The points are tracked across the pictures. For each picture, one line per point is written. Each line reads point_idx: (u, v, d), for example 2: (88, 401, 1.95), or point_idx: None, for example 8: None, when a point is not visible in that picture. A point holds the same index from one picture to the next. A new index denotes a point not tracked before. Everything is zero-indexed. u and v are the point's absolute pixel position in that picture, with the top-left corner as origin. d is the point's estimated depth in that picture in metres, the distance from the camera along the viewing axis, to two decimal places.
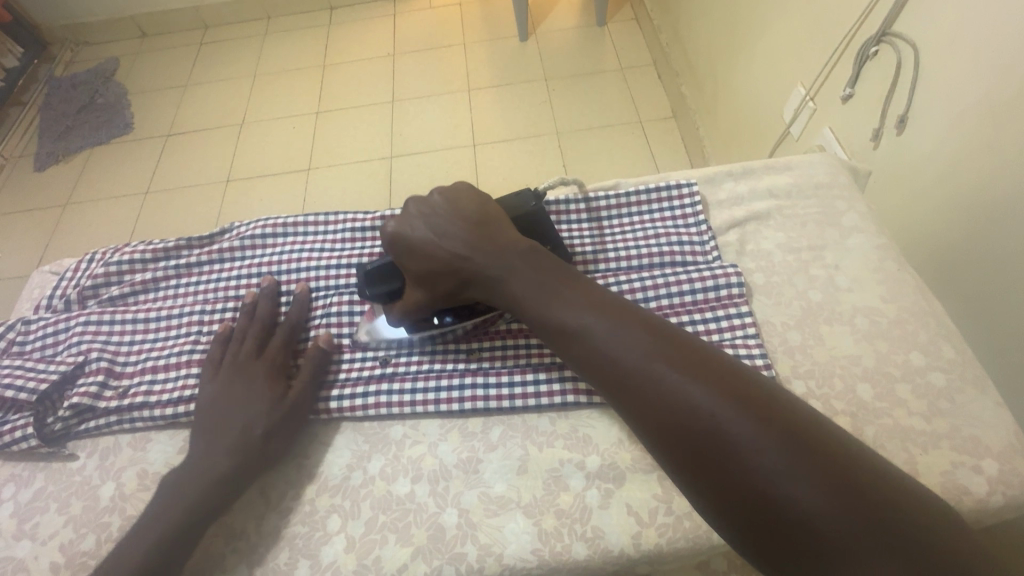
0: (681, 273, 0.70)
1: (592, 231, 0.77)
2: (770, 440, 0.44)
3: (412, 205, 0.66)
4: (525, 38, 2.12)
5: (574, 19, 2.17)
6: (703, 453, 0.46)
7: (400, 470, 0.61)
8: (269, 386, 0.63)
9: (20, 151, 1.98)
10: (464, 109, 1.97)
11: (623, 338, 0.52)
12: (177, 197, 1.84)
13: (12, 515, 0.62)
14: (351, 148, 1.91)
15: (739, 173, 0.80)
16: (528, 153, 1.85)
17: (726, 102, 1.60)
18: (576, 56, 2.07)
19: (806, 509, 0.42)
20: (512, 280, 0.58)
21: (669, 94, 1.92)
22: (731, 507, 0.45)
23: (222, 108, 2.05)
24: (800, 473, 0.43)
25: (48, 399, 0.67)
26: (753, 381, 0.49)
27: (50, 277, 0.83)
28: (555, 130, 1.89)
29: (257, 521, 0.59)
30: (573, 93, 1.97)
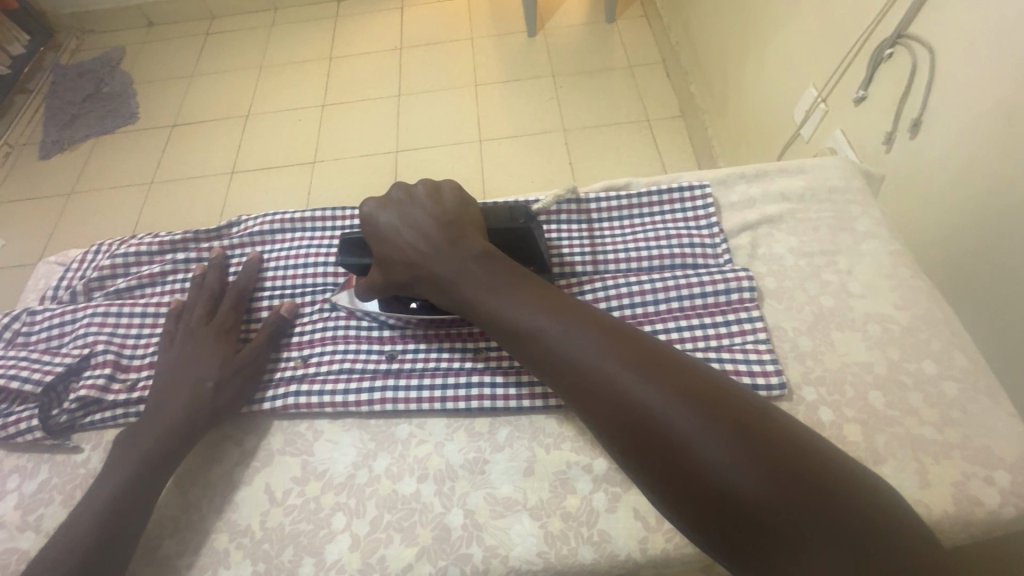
0: (691, 276, 0.70)
1: (585, 234, 0.77)
2: (718, 438, 0.45)
3: (383, 199, 0.65)
4: (533, 34, 2.10)
5: (583, 16, 2.15)
6: (658, 453, 0.46)
7: (406, 469, 0.61)
8: (217, 348, 0.66)
9: (26, 139, 1.98)
10: (471, 103, 1.96)
11: (576, 338, 0.52)
12: (182, 188, 1.83)
13: (17, 507, 0.62)
14: (356, 142, 1.90)
15: (751, 175, 0.79)
16: (533, 149, 1.84)
17: (735, 102, 1.59)
18: (584, 53, 2.05)
19: (758, 506, 0.42)
20: (467, 282, 0.58)
21: (677, 93, 1.91)
22: (688, 507, 0.45)
23: (228, 99, 2.04)
24: (748, 472, 0.43)
25: (53, 391, 0.67)
26: (705, 378, 0.49)
27: (55, 268, 0.83)
28: (561, 127, 1.88)
29: (261, 517, 0.59)
30: (580, 89, 1.96)
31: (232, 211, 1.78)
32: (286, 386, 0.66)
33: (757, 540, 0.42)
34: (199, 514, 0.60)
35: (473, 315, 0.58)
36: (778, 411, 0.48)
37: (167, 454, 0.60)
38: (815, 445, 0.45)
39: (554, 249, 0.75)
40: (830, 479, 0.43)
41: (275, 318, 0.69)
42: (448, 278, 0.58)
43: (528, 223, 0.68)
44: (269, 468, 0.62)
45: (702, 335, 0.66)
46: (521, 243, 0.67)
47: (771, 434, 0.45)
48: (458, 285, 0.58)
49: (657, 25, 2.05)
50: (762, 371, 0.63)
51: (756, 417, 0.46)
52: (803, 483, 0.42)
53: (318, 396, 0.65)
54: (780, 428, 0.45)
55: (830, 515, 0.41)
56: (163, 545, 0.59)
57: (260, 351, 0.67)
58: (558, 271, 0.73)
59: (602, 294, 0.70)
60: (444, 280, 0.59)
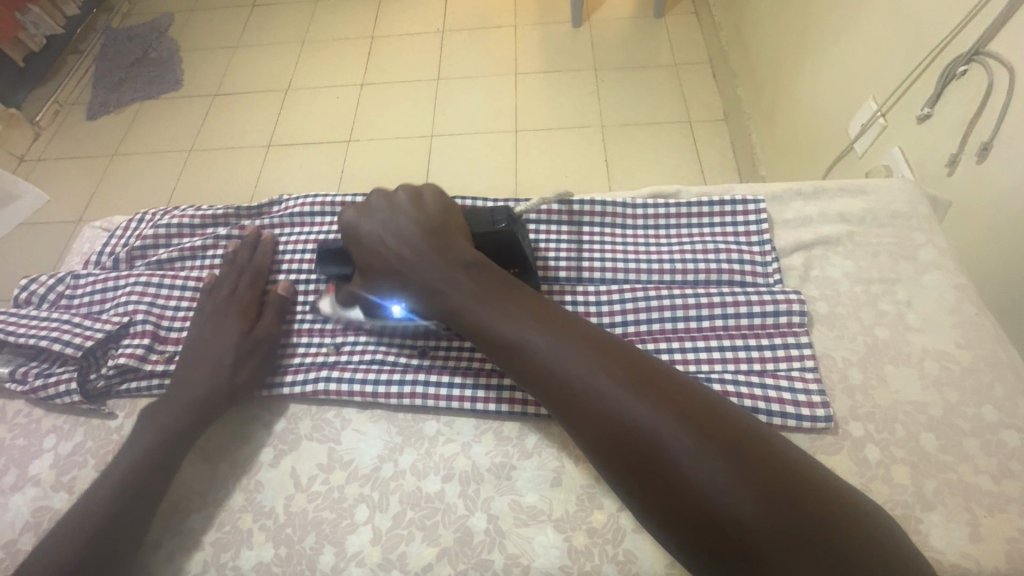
0: (739, 294, 0.67)
1: (580, 236, 0.75)
2: (709, 456, 0.44)
3: (366, 204, 0.65)
4: (578, 24, 2.05)
5: (630, 10, 2.09)
6: (647, 471, 0.46)
7: (431, 467, 0.60)
8: (237, 323, 0.67)
9: (74, 99, 2.02)
10: (509, 92, 1.93)
11: (563, 349, 0.51)
12: (219, 157, 1.85)
13: (52, 467, 0.63)
14: (391, 124, 1.89)
15: (809, 193, 0.75)
16: (571, 144, 1.80)
17: (784, 109, 1.52)
18: (629, 47, 2.00)
19: (747, 522, 0.42)
20: (453, 291, 0.58)
21: (723, 95, 1.84)
22: (681, 526, 0.44)
23: (269, 72, 2.05)
24: (738, 490, 0.43)
25: (92, 356, 0.68)
26: (691, 393, 0.49)
27: (99, 233, 0.84)
28: (599, 122, 1.84)
29: (286, 501, 0.59)
30: (621, 85, 1.92)
31: (266, 184, 1.79)
32: (318, 371, 0.66)
33: (744, 561, 0.41)
34: (225, 491, 0.61)
35: (461, 324, 0.57)
36: (766, 429, 0.48)
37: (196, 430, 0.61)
38: (817, 472, 0.46)
39: (553, 252, 0.74)
40: (809, 494, 0.43)
41: (280, 295, 0.70)
42: (432, 285, 0.58)
43: (509, 226, 0.65)
44: (296, 453, 0.62)
45: (745, 357, 0.64)
46: (503, 245, 0.66)
47: (756, 447, 0.45)
48: (443, 293, 0.58)
49: (707, 25, 1.98)
50: (808, 401, 0.60)
51: (743, 433, 0.46)
52: (788, 499, 0.42)
53: (349, 384, 0.64)
54: (769, 446, 0.46)
55: (810, 529, 0.41)
56: (189, 519, 0.59)
57: (274, 328, 0.68)
58: (541, 275, 0.73)
59: (643, 305, 0.68)
60: (426, 286, 0.59)
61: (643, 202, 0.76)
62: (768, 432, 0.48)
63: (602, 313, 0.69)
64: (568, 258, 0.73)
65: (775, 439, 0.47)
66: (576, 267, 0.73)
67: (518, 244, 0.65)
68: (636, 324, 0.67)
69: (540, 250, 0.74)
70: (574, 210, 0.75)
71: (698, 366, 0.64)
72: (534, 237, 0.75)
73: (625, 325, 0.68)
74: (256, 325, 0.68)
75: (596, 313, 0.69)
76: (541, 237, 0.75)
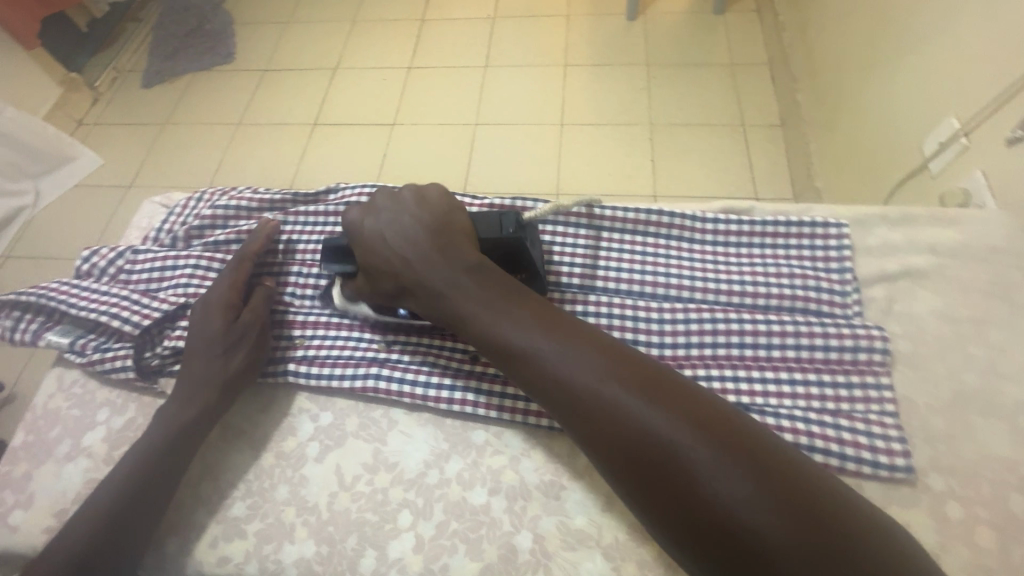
0: (815, 324, 0.62)
1: (593, 242, 0.72)
2: (726, 468, 0.44)
3: (370, 205, 0.64)
4: (633, 17, 1.98)
5: (687, 5, 2.01)
6: (665, 487, 0.46)
7: (477, 477, 0.59)
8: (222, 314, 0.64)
9: (131, 66, 2.06)
10: (557, 84, 1.88)
11: (575, 358, 0.52)
12: (265, 133, 1.87)
13: (104, 440, 0.65)
14: (436, 110, 1.87)
15: (896, 219, 0.69)
16: (617, 141, 1.75)
17: (849, 119, 1.43)
18: (685, 43, 1.92)
19: (766, 537, 0.42)
20: (459, 294, 0.57)
21: (781, 100, 1.75)
22: (700, 543, 0.44)
23: (319, 50, 2.05)
24: (755, 502, 0.43)
25: (148, 334, 0.69)
26: (706, 403, 0.49)
27: (158, 209, 0.84)
28: (648, 120, 1.78)
29: (329, 498, 0.59)
30: (675, 83, 1.84)
31: (308, 162, 1.79)
32: (369, 367, 0.65)
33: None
34: (270, 482, 0.60)
35: (470, 327, 0.57)
36: (778, 438, 0.48)
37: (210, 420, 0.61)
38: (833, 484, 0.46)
39: (591, 259, 0.71)
40: (825, 504, 0.43)
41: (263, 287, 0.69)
42: (439, 289, 0.58)
43: (518, 234, 0.63)
44: (341, 450, 0.61)
45: (818, 394, 0.59)
46: (512, 252, 0.63)
47: (773, 458, 0.45)
48: (448, 297, 0.57)
49: (771, 23, 1.88)
50: (886, 449, 0.56)
51: (758, 443, 0.46)
52: (808, 510, 0.43)
53: (398, 384, 0.63)
54: (784, 455, 0.46)
55: (831, 541, 0.41)
56: (234, 507, 0.59)
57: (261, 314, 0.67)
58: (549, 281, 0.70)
59: (710, 327, 0.64)
60: (432, 289, 0.58)
61: (713, 217, 0.72)
62: (780, 440, 0.48)
63: (664, 333, 0.65)
64: (630, 270, 0.70)
65: (789, 448, 0.48)
66: (582, 274, 0.71)
67: (528, 251, 0.63)
68: (700, 348, 0.63)
69: (551, 252, 0.72)
70: (594, 214, 0.73)
71: (766, 399, 0.60)
72: (547, 238, 0.73)
73: (688, 347, 0.64)
74: (243, 311, 0.66)
75: (657, 332, 0.65)
76: (551, 238, 0.73)
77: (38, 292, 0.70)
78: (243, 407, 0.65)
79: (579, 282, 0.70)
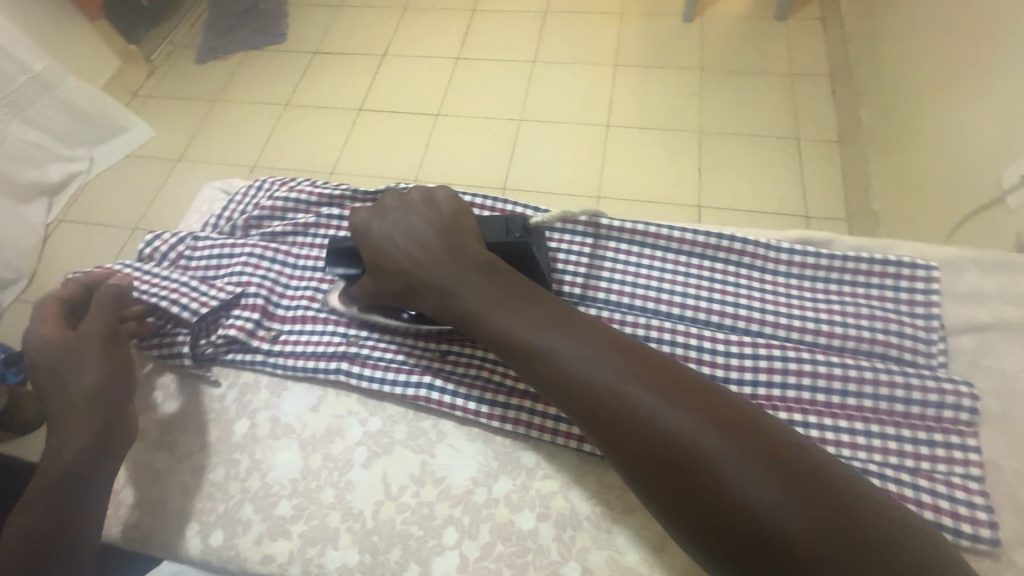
0: (896, 372, 0.59)
1: (594, 249, 0.71)
2: (754, 468, 0.43)
3: (379, 205, 0.64)
4: (689, 20, 1.92)
5: (746, 9, 1.93)
6: (690, 490, 0.44)
7: (527, 500, 0.57)
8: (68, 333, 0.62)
9: (186, 42, 2.10)
10: (606, 83, 1.84)
11: (587, 355, 0.50)
12: (312, 116, 1.88)
13: (157, 424, 0.66)
14: (480, 102, 1.84)
15: (989, 264, 0.64)
16: (664, 147, 1.69)
17: (910, 144, 1.32)
18: (743, 49, 1.85)
19: (799, 533, 0.41)
20: (467, 293, 0.56)
21: (841, 113, 1.66)
22: (731, 546, 0.43)
23: (368, 36, 2.05)
24: (787, 503, 0.42)
25: (204, 322, 0.69)
26: (723, 400, 0.48)
27: (219, 194, 0.85)
28: (697, 128, 1.72)
29: (375, 506, 0.58)
30: (729, 91, 1.77)
31: (352, 148, 1.80)
32: (421, 376, 0.63)
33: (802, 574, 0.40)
34: (317, 484, 0.60)
35: (479, 328, 0.55)
36: (800, 434, 0.47)
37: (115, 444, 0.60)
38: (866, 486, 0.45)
39: (654, 281, 0.68)
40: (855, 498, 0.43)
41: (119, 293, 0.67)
42: (444, 287, 0.57)
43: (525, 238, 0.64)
44: (388, 458, 0.61)
45: (896, 449, 0.56)
46: (520, 256, 0.64)
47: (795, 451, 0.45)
48: (455, 295, 0.57)
49: (834, 30, 1.78)
50: (970, 517, 0.52)
51: (779, 436, 0.46)
52: (838, 502, 0.42)
53: (451, 397, 0.62)
54: (810, 452, 0.45)
55: (865, 533, 0.41)
56: (279, 505, 0.59)
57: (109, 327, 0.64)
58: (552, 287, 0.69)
59: (781, 365, 0.61)
60: (438, 287, 0.57)
61: (790, 247, 0.68)
62: (805, 437, 0.47)
63: (731, 367, 0.62)
64: (697, 295, 0.67)
65: (814, 445, 0.47)
66: (582, 283, 0.70)
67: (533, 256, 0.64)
68: (768, 387, 0.60)
69: (554, 259, 0.71)
70: (598, 223, 0.72)
71: (838, 449, 0.57)
72: (549, 242, 0.72)
73: (755, 385, 0.61)
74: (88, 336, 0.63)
75: (722, 365, 0.62)
76: (555, 244, 0.72)
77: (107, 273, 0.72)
78: (295, 405, 0.65)
79: (626, 299, 0.68)
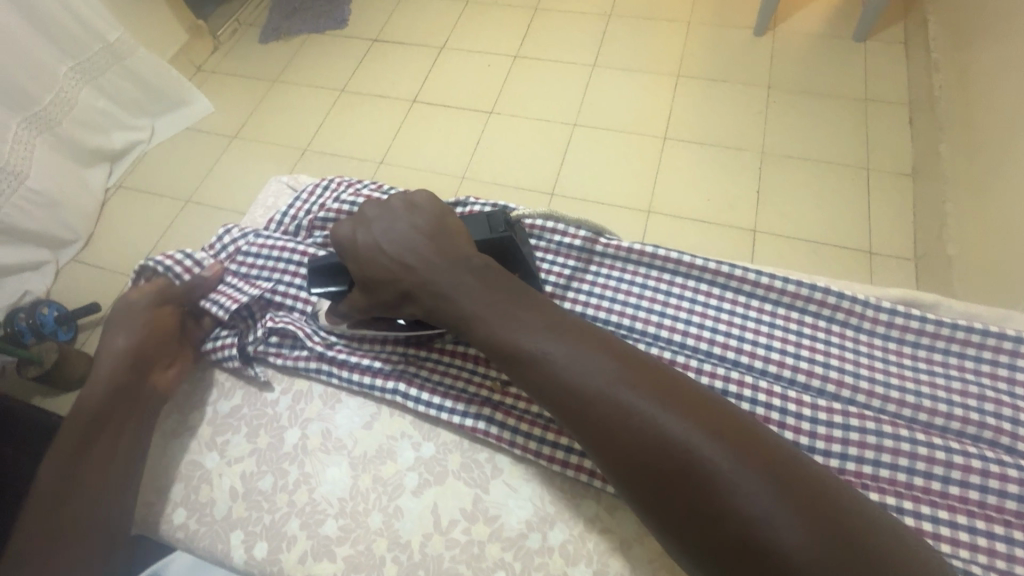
0: (1009, 464, 0.55)
1: (582, 263, 0.72)
2: (747, 475, 0.43)
3: (359, 216, 0.63)
4: (761, 33, 1.82)
5: (822, 24, 1.81)
6: (682, 501, 0.44)
7: (583, 554, 0.54)
8: (134, 298, 0.67)
9: (252, 20, 2.13)
10: (666, 94, 1.77)
11: (581, 358, 0.50)
12: (365, 104, 1.87)
13: (210, 422, 0.66)
14: (533, 104, 1.80)
15: None
16: (723, 166, 1.61)
17: (993, 189, 1.19)
18: (816, 67, 1.74)
19: (790, 547, 0.41)
20: (460, 294, 0.55)
21: (916, 145, 1.54)
22: (721, 557, 0.43)
23: (428, 27, 2.03)
24: (781, 516, 0.42)
25: (246, 321, 0.70)
26: (716, 408, 0.47)
27: (286, 191, 0.85)
28: (760, 148, 1.63)
29: (422, 539, 0.56)
30: (797, 111, 1.68)
31: (402, 139, 1.78)
32: (480, 408, 0.61)
33: None
34: (364, 507, 0.58)
35: (470, 331, 0.54)
36: (791, 445, 0.47)
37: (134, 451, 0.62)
38: (856, 498, 0.45)
39: (735, 328, 0.66)
40: (847, 515, 0.43)
41: (197, 278, 0.70)
42: (439, 292, 0.56)
43: (509, 232, 0.64)
44: (439, 488, 0.58)
45: (1004, 552, 0.52)
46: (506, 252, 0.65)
47: (787, 464, 0.44)
48: (454, 298, 0.55)
49: (919, 52, 1.64)
50: None
51: (771, 448, 0.45)
52: (830, 518, 0.42)
53: (511, 433, 0.59)
54: (798, 460, 0.45)
55: (858, 549, 0.41)
56: (324, 524, 0.58)
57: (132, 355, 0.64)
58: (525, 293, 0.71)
59: (874, 441, 0.57)
60: (433, 292, 0.56)
61: (896, 308, 0.64)
62: (795, 448, 0.47)
63: (816, 435, 0.58)
64: (782, 350, 0.64)
65: (802, 453, 0.47)
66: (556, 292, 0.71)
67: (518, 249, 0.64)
68: (859, 463, 0.57)
69: (540, 270, 0.72)
70: (595, 241, 0.72)
71: (937, 543, 0.53)
72: (535, 252, 0.74)
73: (844, 459, 0.57)
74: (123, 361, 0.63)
75: (808, 433, 0.58)
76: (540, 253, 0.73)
77: (164, 264, 0.71)
78: (349, 420, 0.64)
79: (699, 344, 0.65)
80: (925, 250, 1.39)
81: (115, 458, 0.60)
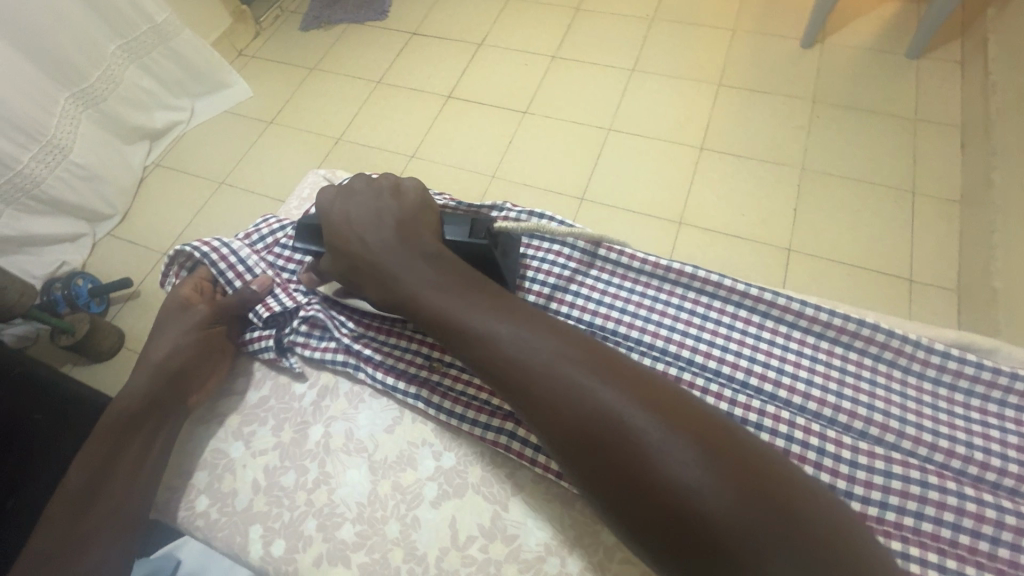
0: None
1: (576, 266, 0.71)
2: (679, 444, 0.42)
3: (347, 188, 0.63)
4: (808, 46, 1.75)
5: (873, 38, 1.73)
6: (620, 480, 0.43)
7: None
8: (191, 299, 0.67)
9: (295, 7, 2.15)
10: (705, 102, 1.72)
11: (521, 336, 0.49)
12: (399, 97, 1.87)
13: (236, 413, 0.66)
14: (568, 106, 1.78)
15: None
16: (759, 182, 1.56)
17: None
18: (866, 83, 1.66)
19: (726, 518, 0.40)
20: (408, 277, 0.55)
21: (965, 172, 1.46)
22: (661, 535, 0.42)
23: (467, 22, 2.02)
24: (717, 488, 0.41)
25: (282, 315, 0.69)
26: (656, 385, 0.46)
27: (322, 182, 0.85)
28: (799, 164, 1.57)
29: (439, 553, 0.55)
30: (841, 128, 1.61)
31: (433, 135, 1.77)
32: (503, 422, 0.59)
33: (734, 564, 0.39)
34: (383, 514, 0.58)
35: (417, 311, 0.54)
36: (735, 422, 0.46)
37: (166, 441, 0.62)
38: (807, 479, 0.44)
39: (775, 359, 0.63)
40: (790, 489, 0.42)
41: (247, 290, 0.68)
42: (391, 274, 0.55)
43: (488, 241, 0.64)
44: (459, 501, 0.57)
45: None
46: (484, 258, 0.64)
47: (727, 436, 0.43)
48: (401, 279, 0.55)
49: (976, 73, 1.55)
50: None
51: (712, 422, 0.44)
52: (769, 491, 0.41)
53: (534, 451, 0.57)
54: (739, 433, 0.44)
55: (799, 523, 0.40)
56: (342, 529, 0.57)
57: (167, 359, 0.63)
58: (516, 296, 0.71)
59: (918, 492, 0.55)
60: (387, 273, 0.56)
61: (953, 352, 0.61)
62: (739, 425, 0.46)
63: (855, 480, 0.56)
64: (824, 386, 0.61)
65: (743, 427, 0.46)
66: (548, 294, 0.70)
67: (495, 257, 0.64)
68: (900, 513, 0.55)
69: (529, 267, 0.72)
70: (599, 250, 0.71)
71: None
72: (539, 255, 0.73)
73: (884, 508, 0.55)
74: (158, 368, 0.62)
75: (847, 477, 0.56)
76: (532, 252, 0.73)
77: (218, 265, 0.70)
78: (372, 419, 0.63)
79: (735, 374, 0.63)
80: (967, 284, 1.32)
81: (145, 450, 0.60)
